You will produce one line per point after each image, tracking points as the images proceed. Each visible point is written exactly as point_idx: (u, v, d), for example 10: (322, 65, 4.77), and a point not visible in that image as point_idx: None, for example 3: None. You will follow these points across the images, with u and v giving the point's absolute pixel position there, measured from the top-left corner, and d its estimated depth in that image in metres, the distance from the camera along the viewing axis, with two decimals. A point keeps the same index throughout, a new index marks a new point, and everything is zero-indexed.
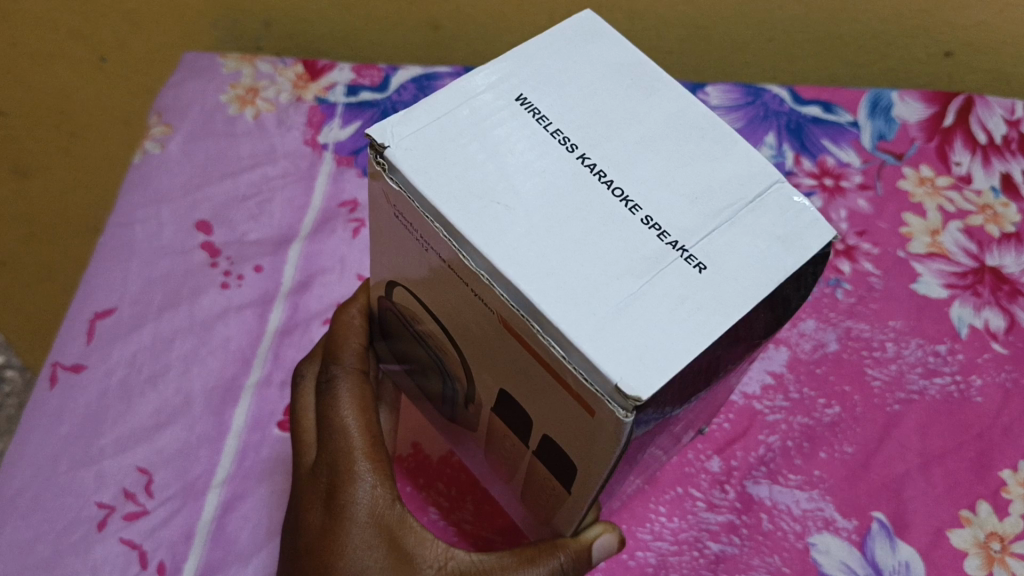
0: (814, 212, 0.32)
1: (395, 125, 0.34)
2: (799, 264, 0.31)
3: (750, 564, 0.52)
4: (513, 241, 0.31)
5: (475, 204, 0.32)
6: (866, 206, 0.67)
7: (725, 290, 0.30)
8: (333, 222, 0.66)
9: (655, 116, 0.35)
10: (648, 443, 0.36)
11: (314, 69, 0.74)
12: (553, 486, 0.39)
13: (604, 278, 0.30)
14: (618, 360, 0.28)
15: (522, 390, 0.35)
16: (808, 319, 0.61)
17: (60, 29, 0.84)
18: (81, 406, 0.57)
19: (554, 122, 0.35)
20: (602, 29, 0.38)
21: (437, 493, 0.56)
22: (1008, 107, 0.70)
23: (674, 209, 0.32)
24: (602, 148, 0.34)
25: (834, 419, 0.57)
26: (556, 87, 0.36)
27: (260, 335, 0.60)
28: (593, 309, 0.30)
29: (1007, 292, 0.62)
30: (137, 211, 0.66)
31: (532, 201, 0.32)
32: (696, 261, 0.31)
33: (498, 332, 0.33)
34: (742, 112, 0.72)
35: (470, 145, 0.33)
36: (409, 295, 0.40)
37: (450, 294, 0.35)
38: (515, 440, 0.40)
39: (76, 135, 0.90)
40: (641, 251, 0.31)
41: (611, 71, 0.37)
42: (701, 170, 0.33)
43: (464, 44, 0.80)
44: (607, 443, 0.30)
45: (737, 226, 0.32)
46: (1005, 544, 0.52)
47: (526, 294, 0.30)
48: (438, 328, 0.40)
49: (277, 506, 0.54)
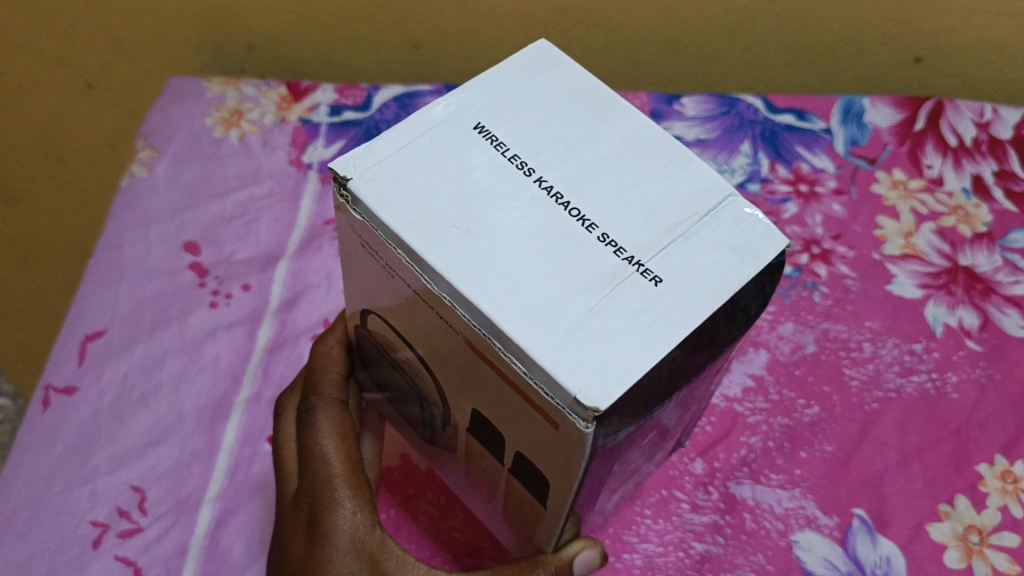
0: (768, 222, 0.34)
1: (357, 158, 0.35)
2: (754, 273, 0.33)
3: (734, 563, 0.53)
4: (474, 263, 0.32)
5: (436, 229, 0.33)
6: (841, 210, 0.69)
7: (682, 301, 0.31)
8: (319, 239, 0.67)
9: (611, 137, 0.37)
10: (622, 452, 0.37)
11: (297, 90, 0.76)
12: (529, 501, 0.40)
13: (562, 294, 0.32)
14: (577, 373, 0.29)
15: (494, 410, 0.36)
16: (786, 321, 0.62)
17: (44, 57, 0.85)
18: (75, 427, 0.58)
19: (511, 147, 0.36)
20: (557, 56, 0.40)
21: (426, 503, 0.57)
22: (977, 110, 0.72)
23: (633, 227, 0.34)
24: (560, 170, 0.35)
25: (814, 419, 0.58)
26: (513, 113, 0.37)
27: (250, 352, 0.61)
28: (552, 325, 0.31)
29: (979, 290, 0.63)
30: (126, 233, 0.67)
31: (492, 224, 0.33)
32: (652, 275, 0.32)
33: (465, 353, 0.34)
34: (717, 122, 0.73)
35: (431, 174, 0.35)
36: (381, 321, 0.42)
37: (419, 319, 0.36)
38: (492, 459, 0.41)
39: (64, 160, 0.92)
40: (600, 268, 0.32)
41: (567, 97, 0.38)
42: (656, 189, 0.35)
43: (445, 62, 0.82)
44: (573, 456, 0.31)
45: (692, 240, 0.33)
46: (983, 536, 0.53)
47: (487, 315, 0.31)
48: (411, 353, 0.41)
49: (269, 519, 0.54)
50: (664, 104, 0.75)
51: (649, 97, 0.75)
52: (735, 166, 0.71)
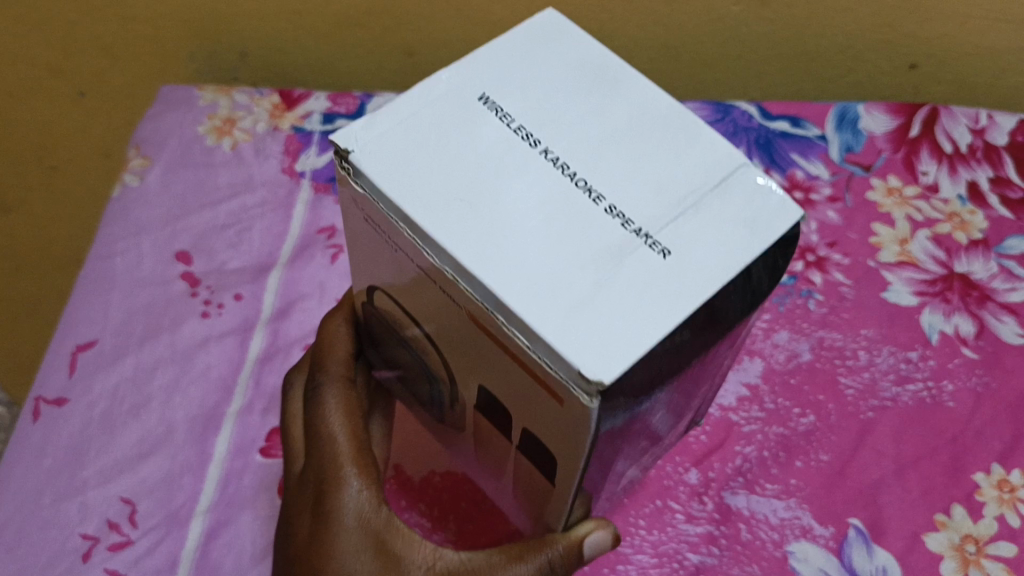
0: (782, 194, 0.34)
1: (358, 130, 0.35)
2: (766, 246, 0.32)
3: (729, 574, 0.52)
4: (478, 236, 0.32)
5: (439, 202, 0.33)
6: (836, 217, 0.68)
7: (690, 274, 0.31)
8: (311, 248, 0.67)
9: (618, 110, 0.36)
10: (632, 431, 0.36)
11: (290, 98, 0.76)
12: (538, 481, 0.40)
13: (568, 267, 0.31)
14: (581, 347, 0.29)
15: (499, 383, 0.36)
16: (781, 329, 0.62)
17: (37, 64, 0.84)
18: (64, 439, 0.57)
19: (518, 121, 0.36)
20: (565, 28, 0.39)
21: (418, 514, 0.56)
22: (972, 116, 0.72)
23: (640, 201, 0.33)
24: (566, 144, 0.35)
25: (809, 428, 0.58)
26: (520, 87, 0.37)
27: (241, 363, 0.61)
28: (556, 299, 0.30)
29: (975, 298, 0.63)
30: (116, 243, 0.67)
31: (496, 198, 0.33)
32: (660, 246, 0.32)
33: (468, 327, 0.34)
34: (712, 129, 0.74)
35: (435, 147, 0.34)
36: (388, 300, 0.41)
37: (426, 294, 0.36)
38: (500, 439, 0.40)
39: (57, 168, 0.92)
40: (607, 241, 0.32)
41: (575, 69, 0.38)
42: (665, 162, 0.34)
43: (439, 69, 0.81)
44: (578, 433, 0.31)
45: (702, 213, 0.33)
46: (980, 546, 0.53)
47: (489, 288, 0.30)
48: (419, 331, 0.40)
49: (260, 531, 0.54)
50: None
51: None
52: None
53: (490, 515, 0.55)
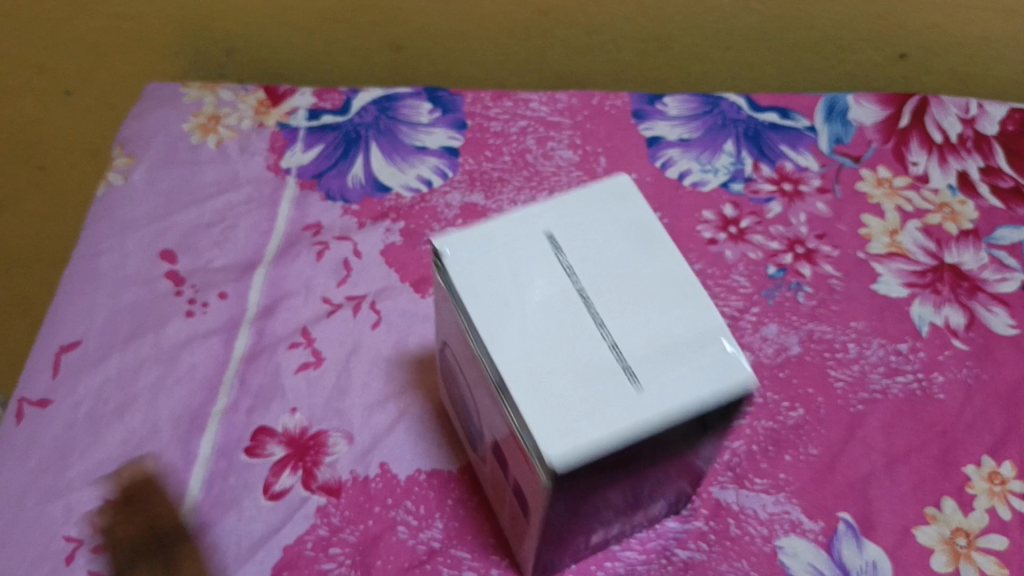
0: (750, 371, 0.38)
1: (453, 235, 0.43)
2: (723, 399, 0.37)
3: (719, 569, 0.51)
4: (507, 327, 0.39)
5: (488, 307, 0.40)
6: (825, 209, 0.68)
7: (653, 404, 0.37)
8: (297, 246, 0.67)
9: (645, 275, 0.42)
10: (602, 496, 0.41)
11: (275, 94, 0.77)
12: (525, 535, 0.45)
13: (566, 380, 0.37)
14: (549, 429, 0.36)
15: (507, 448, 0.41)
16: (771, 322, 0.62)
17: (21, 63, 0.83)
18: (48, 441, 0.57)
19: (569, 259, 0.42)
20: (631, 202, 0.45)
21: (405, 513, 0.54)
22: (962, 106, 0.73)
23: (635, 341, 0.39)
24: (595, 278, 0.42)
25: (798, 421, 0.57)
26: (576, 232, 0.43)
27: (227, 361, 0.61)
28: (546, 396, 0.37)
29: (966, 289, 0.62)
30: (101, 242, 0.67)
31: (528, 308, 0.40)
32: (637, 379, 0.38)
33: (492, 394, 0.40)
34: (701, 121, 0.74)
35: (499, 259, 0.42)
36: (455, 365, 0.47)
37: (470, 363, 0.43)
38: (508, 499, 0.46)
39: (44, 167, 0.92)
40: (604, 363, 0.38)
41: (624, 238, 0.43)
42: (668, 319, 0.40)
43: (426, 64, 0.81)
44: (536, 488, 0.37)
45: (682, 364, 0.38)
46: (970, 539, 0.52)
47: (499, 370, 0.38)
48: (463, 380, 0.47)
49: (242, 530, 0.53)
50: (646, 104, 0.76)
51: (632, 97, 0.76)
52: (718, 165, 0.71)
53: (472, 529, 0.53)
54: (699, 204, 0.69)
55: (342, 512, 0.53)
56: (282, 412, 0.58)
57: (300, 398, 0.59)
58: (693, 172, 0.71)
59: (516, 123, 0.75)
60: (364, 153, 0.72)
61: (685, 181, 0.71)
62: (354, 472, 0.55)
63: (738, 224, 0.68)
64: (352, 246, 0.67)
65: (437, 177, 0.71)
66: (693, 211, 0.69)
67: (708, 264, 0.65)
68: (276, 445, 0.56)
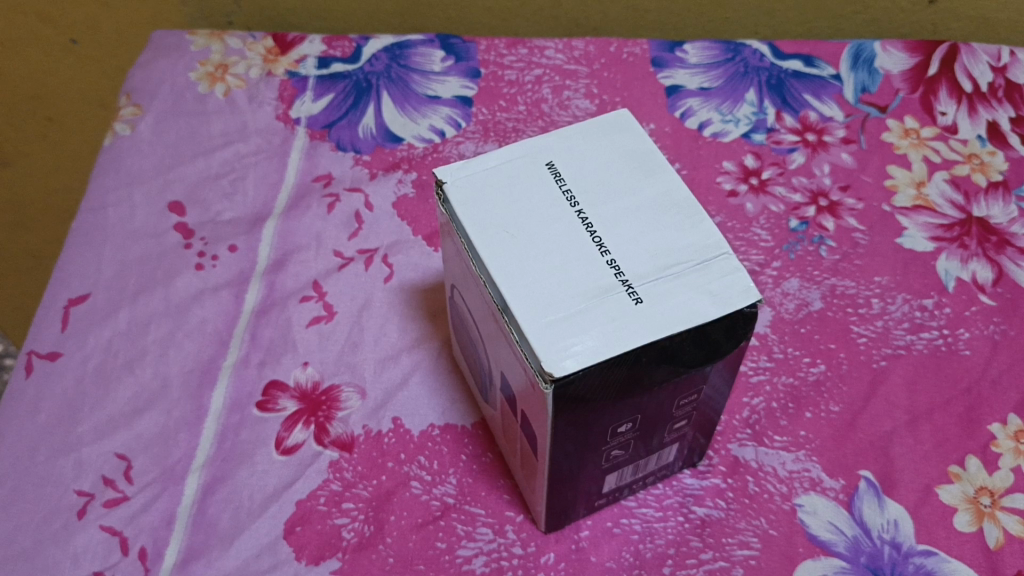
0: (749, 281, 0.39)
1: (454, 170, 0.44)
2: (722, 313, 0.38)
3: (736, 527, 0.50)
4: (510, 256, 0.40)
5: (489, 231, 0.41)
6: (849, 160, 0.66)
7: (652, 316, 0.38)
8: (307, 198, 0.66)
9: (645, 197, 0.43)
10: (610, 423, 0.42)
11: (284, 43, 0.75)
12: (531, 458, 0.46)
13: (565, 295, 0.39)
14: (549, 345, 0.37)
15: (512, 375, 0.43)
16: (792, 277, 0.60)
17: (27, 13, 0.81)
18: (58, 395, 0.56)
19: (569, 185, 0.44)
20: (629, 130, 0.46)
21: (418, 468, 0.53)
22: (994, 54, 0.70)
23: (637, 260, 0.40)
24: (599, 208, 0.43)
25: (819, 377, 0.56)
26: (576, 162, 0.45)
27: (237, 315, 0.60)
28: (546, 312, 0.38)
29: (994, 244, 0.61)
30: (109, 194, 0.66)
31: (533, 233, 0.41)
32: (636, 295, 0.39)
33: (496, 320, 0.41)
34: (721, 69, 0.72)
35: (503, 191, 0.43)
36: (461, 301, 0.49)
37: (475, 294, 0.44)
38: (514, 424, 0.47)
39: (53, 120, 0.91)
40: (601, 280, 0.39)
41: (623, 166, 0.44)
42: (668, 236, 0.41)
43: (438, 10, 0.79)
44: (541, 405, 0.39)
45: (682, 283, 0.39)
46: (995, 499, 0.51)
47: (503, 295, 0.39)
48: (467, 315, 0.48)
49: (256, 486, 0.52)
50: (666, 52, 0.74)
51: (650, 45, 0.74)
52: (739, 115, 0.69)
53: (483, 474, 0.53)
54: (719, 154, 0.67)
55: (354, 467, 0.53)
56: (294, 366, 0.57)
57: (312, 352, 0.58)
58: (714, 122, 0.69)
59: (531, 71, 0.73)
60: (375, 103, 0.70)
61: (705, 132, 0.69)
62: (367, 428, 0.54)
63: (760, 176, 0.66)
64: (364, 198, 0.65)
65: (451, 128, 0.69)
66: (713, 162, 0.67)
67: (728, 218, 0.64)
68: (287, 400, 0.56)
